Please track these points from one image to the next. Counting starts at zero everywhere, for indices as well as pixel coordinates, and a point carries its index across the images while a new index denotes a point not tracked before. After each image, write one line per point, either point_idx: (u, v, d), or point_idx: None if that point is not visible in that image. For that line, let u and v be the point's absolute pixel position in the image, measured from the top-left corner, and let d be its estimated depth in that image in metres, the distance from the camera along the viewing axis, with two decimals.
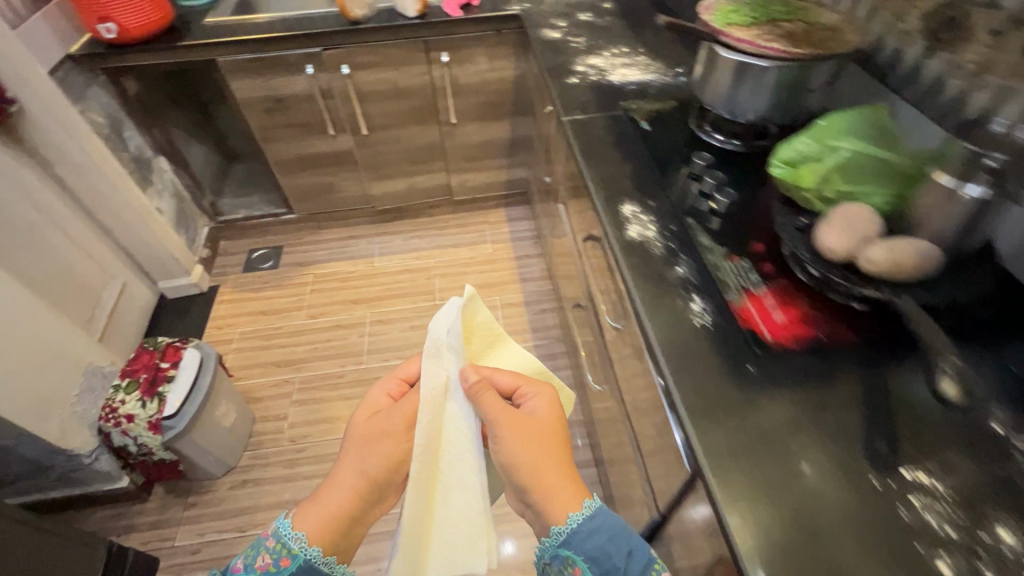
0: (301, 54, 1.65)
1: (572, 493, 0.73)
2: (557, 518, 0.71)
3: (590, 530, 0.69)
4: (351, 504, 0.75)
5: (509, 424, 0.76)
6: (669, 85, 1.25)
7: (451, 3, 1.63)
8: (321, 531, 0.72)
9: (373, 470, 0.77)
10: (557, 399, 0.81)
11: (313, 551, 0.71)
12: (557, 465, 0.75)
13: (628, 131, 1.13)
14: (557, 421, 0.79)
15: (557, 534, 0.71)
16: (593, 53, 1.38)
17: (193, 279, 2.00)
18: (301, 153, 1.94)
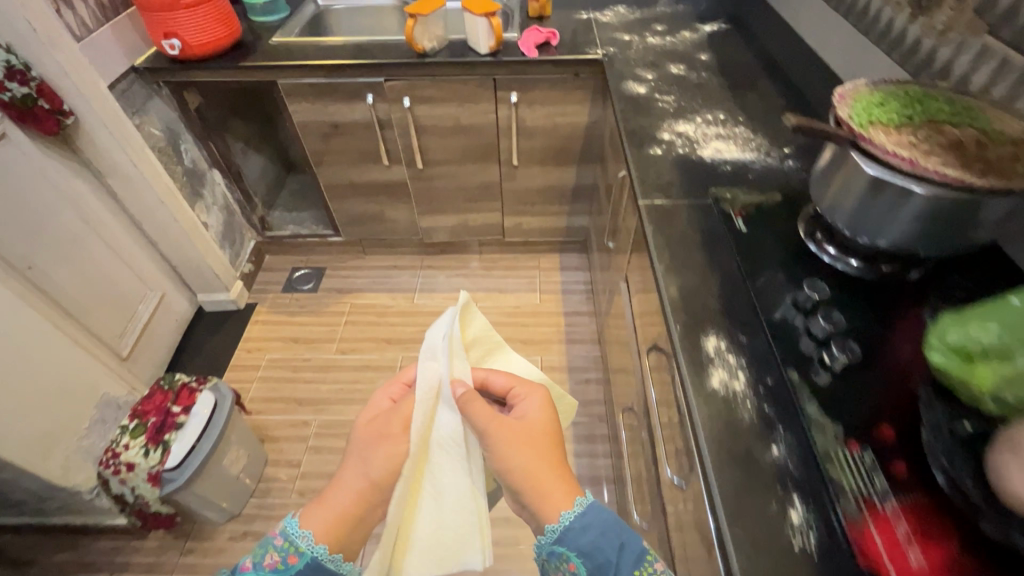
0: (363, 83, 1.55)
1: (563, 489, 0.68)
2: (551, 517, 0.66)
3: (583, 525, 0.65)
4: (357, 504, 0.70)
5: (505, 430, 0.72)
6: (773, 171, 1.05)
7: (527, 41, 1.49)
8: (328, 531, 0.67)
9: (375, 473, 0.71)
10: (550, 401, 0.77)
11: (319, 548, 0.65)
12: (551, 467, 0.70)
13: (718, 229, 0.94)
14: (550, 423, 0.75)
15: (551, 532, 0.66)
16: (682, 118, 1.19)
17: (231, 296, 1.95)
18: (353, 180, 1.85)
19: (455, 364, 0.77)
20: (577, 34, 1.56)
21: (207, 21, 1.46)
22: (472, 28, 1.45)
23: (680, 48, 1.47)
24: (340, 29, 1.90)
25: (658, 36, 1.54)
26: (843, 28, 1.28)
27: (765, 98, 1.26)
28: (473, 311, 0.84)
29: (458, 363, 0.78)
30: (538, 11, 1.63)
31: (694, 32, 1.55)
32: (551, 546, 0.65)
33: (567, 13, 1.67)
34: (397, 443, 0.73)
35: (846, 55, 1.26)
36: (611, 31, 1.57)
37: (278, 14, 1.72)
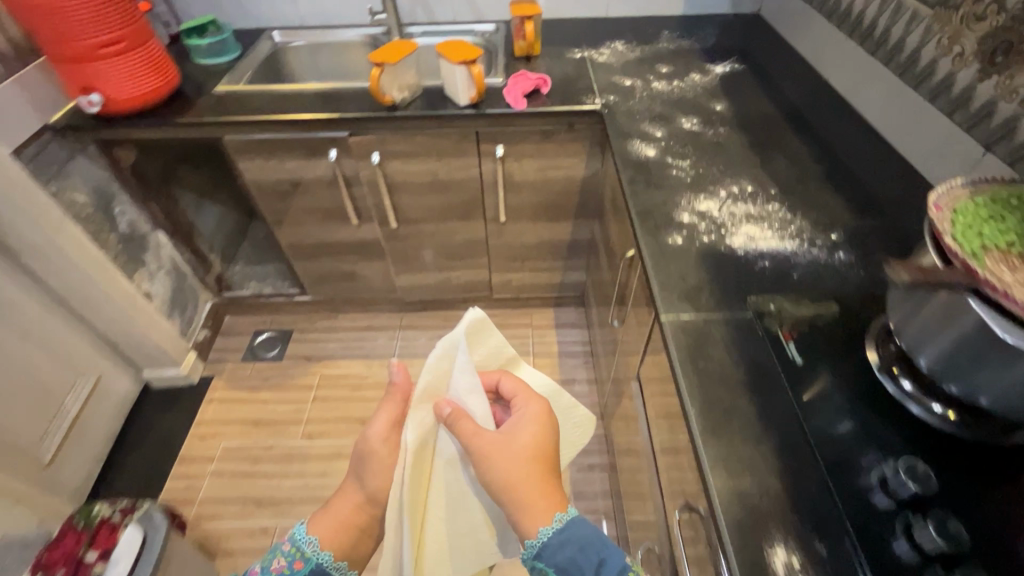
0: (323, 137, 1.33)
1: (543, 502, 0.62)
2: (529, 532, 0.60)
3: (562, 541, 0.58)
4: (359, 515, 0.71)
5: (490, 443, 0.65)
6: (822, 268, 0.85)
7: (514, 89, 1.28)
8: (334, 539, 0.68)
9: (373, 484, 0.71)
10: (547, 416, 0.69)
11: (324, 555, 0.66)
12: (535, 482, 0.63)
13: (767, 360, 0.73)
14: (545, 436, 0.68)
15: (530, 548, 0.60)
16: (703, 192, 0.99)
17: (183, 371, 1.71)
18: (318, 239, 1.63)
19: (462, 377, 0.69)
20: (571, 77, 1.36)
21: (136, 71, 1.23)
22: (449, 77, 1.24)
23: (691, 96, 1.27)
24: (301, 69, 1.68)
25: (664, 79, 1.34)
26: (883, 76, 1.10)
27: (797, 161, 1.06)
28: (488, 327, 0.75)
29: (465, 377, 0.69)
30: (523, 50, 1.44)
31: (705, 74, 1.36)
32: (531, 561, 0.59)
33: (558, 52, 1.47)
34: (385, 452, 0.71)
35: (890, 109, 1.07)
36: (609, 74, 1.37)
37: (228, 56, 1.51)
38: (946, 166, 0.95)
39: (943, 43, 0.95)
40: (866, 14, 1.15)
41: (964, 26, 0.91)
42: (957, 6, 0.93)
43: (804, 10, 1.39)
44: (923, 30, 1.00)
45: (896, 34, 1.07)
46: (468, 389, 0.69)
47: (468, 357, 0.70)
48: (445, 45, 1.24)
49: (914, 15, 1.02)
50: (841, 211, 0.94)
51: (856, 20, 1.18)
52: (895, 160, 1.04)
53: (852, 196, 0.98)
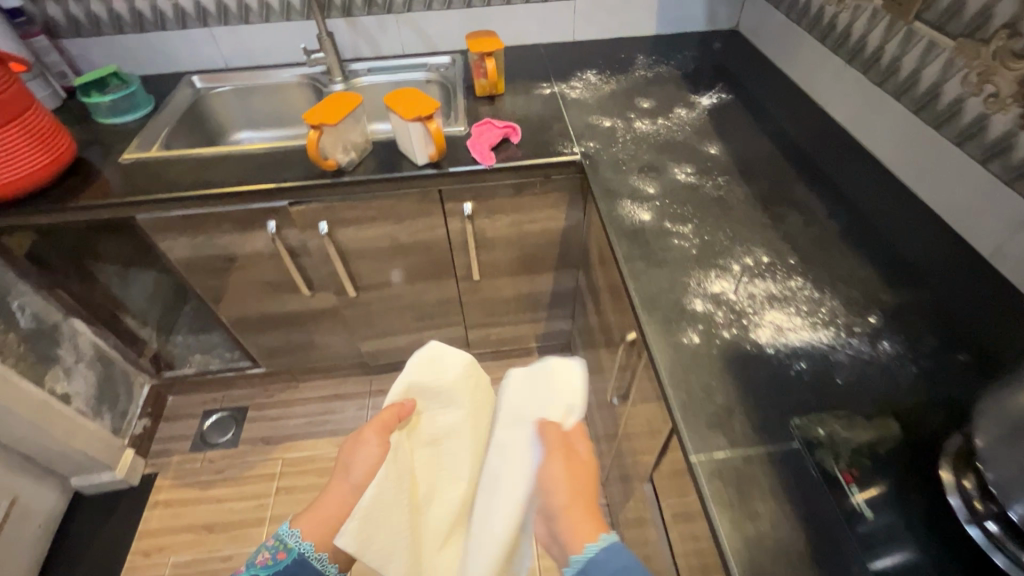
0: (258, 208, 1.13)
1: (590, 522, 0.63)
2: (575, 548, 0.61)
3: (607, 560, 0.58)
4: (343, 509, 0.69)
5: (567, 459, 0.66)
6: (867, 367, 0.71)
7: (478, 143, 1.11)
8: (316, 532, 0.67)
9: (356, 477, 0.69)
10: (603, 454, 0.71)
11: (305, 545, 0.65)
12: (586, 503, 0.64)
13: (832, 521, 0.59)
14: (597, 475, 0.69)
15: (575, 564, 0.60)
16: (712, 268, 0.85)
17: (119, 474, 1.48)
18: (266, 313, 1.42)
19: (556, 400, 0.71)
20: (542, 120, 1.20)
21: (16, 147, 1.01)
22: (402, 134, 1.06)
23: (680, 137, 1.13)
24: (231, 116, 1.45)
25: (647, 117, 1.19)
26: (897, 113, 0.98)
27: (812, 218, 0.93)
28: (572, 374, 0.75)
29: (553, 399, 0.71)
30: (485, 89, 1.27)
31: (691, 108, 1.21)
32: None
33: (524, 88, 1.30)
34: (371, 449, 0.69)
35: (909, 150, 0.95)
36: (586, 114, 1.21)
37: (139, 111, 1.28)
38: (984, 221, 0.83)
39: (971, 80, 0.83)
40: (869, 40, 1.03)
41: (999, 63, 0.79)
42: (987, 39, 0.80)
43: (791, 30, 1.26)
44: (944, 63, 0.87)
45: (909, 66, 0.94)
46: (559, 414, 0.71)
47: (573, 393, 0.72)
48: (395, 96, 1.05)
49: (931, 45, 0.89)
50: (872, 284, 0.81)
51: (857, 46, 1.06)
52: (920, 211, 0.92)
53: (880, 261, 0.85)
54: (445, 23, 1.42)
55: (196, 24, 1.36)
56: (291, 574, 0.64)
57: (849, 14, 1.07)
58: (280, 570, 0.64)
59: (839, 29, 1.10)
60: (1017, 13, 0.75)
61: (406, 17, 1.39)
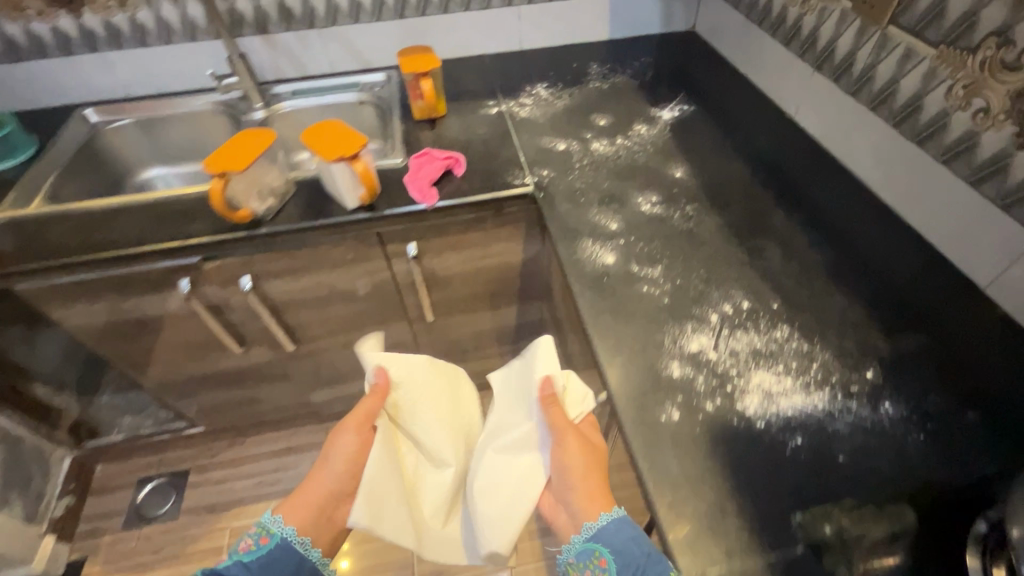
0: (165, 267, 0.96)
1: (601, 491, 0.67)
2: (588, 515, 0.66)
3: (615, 530, 0.63)
4: (326, 497, 0.76)
5: (575, 439, 0.72)
6: (871, 437, 0.62)
7: (417, 178, 0.98)
8: (302, 516, 0.74)
9: (338, 465, 0.77)
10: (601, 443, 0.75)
11: (288, 530, 0.73)
12: (595, 479, 0.69)
13: None
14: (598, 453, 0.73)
15: (587, 530, 0.65)
16: (688, 320, 0.74)
17: (37, 567, 1.30)
18: (195, 373, 1.26)
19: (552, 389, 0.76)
20: (489, 145, 1.07)
21: None
22: (326, 176, 0.92)
23: (641, 159, 1.02)
24: (136, 152, 1.26)
25: (605, 136, 1.08)
26: (875, 126, 0.89)
27: (791, 251, 0.83)
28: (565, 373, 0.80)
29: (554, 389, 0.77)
30: (423, 112, 1.13)
31: (652, 123, 1.11)
32: (584, 544, 0.64)
33: (469, 108, 1.17)
34: (349, 437, 0.78)
35: (891, 167, 0.87)
36: (537, 135, 1.09)
37: (17, 156, 1.10)
38: (980, 248, 0.75)
39: (957, 93, 0.75)
40: (838, 45, 0.94)
41: (989, 75, 0.70)
42: (973, 48, 0.71)
43: (751, 33, 1.17)
44: (925, 73, 0.79)
45: (884, 74, 0.85)
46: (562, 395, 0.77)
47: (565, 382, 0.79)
48: (316, 131, 0.91)
49: (909, 53, 0.81)
50: (863, 330, 0.72)
51: (825, 51, 0.97)
52: (905, 235, 0.84)
53: (871, 300, 0.77)
54: (375, 37, 1.27)
55: (84, 50, 1.18)
56: (269, 561, 0.71)
57: (814, 16, 0.98)
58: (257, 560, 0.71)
59: (804, 32, 1.01)
60: (1008, 21, 0.67)
61: (330, 31, 1.24)
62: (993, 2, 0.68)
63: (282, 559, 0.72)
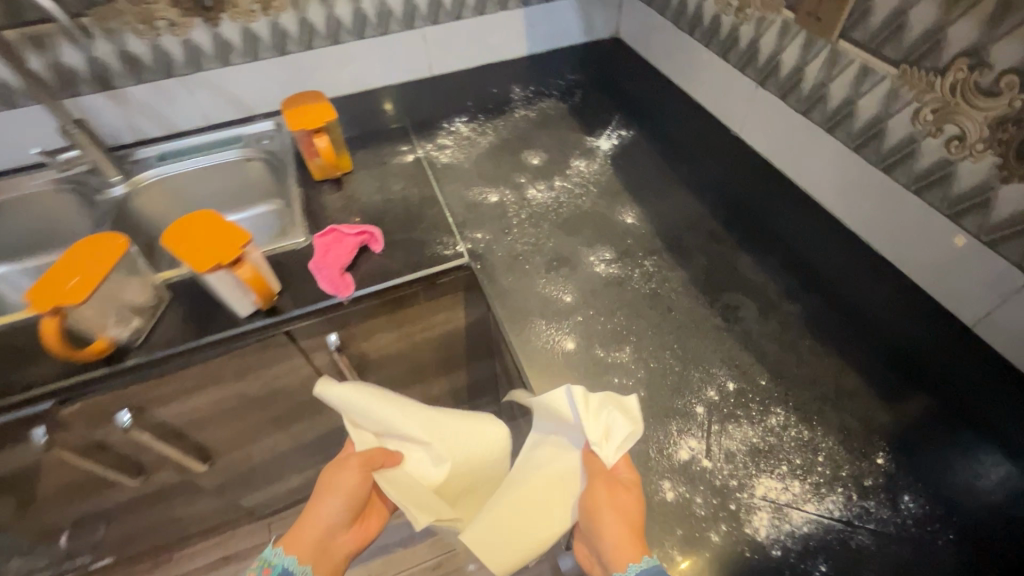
0: (3, 424, 0.73)
1: (635, 534, 0.53)
2: (615, 564, 0.52)
3: None
4: (327, 529, 0.64)
5: (602, 483, 0.56)
6: (899, 549, 0.53)
7: (324, 265, 0.80)
8: (306, 549, 0.62)
9: (340, 498, 0.65)
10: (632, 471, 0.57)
11: (288, 560, 0.60)
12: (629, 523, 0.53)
13: None
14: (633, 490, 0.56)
15: None
16: (672, 418, 0.63)
17: None
18: (85, 514, 1.02)
19: (592, 428, 0.56)
20: (408, 206, 0.90)
21: None
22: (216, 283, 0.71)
23: (586, 205, 0.89)
24: None
25: (542, 179, 0.94)
26: (833, 149, 0.81)
27: (766, 305, 0.74)
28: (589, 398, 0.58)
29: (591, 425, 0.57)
30: (323, 171, 0.94)
31: (590, 157, 0.98)
32: None
33: (379, 159, 1.00)
34: (351, 474, 0.66)
35: (856, 194, 0.79)
36: (464, 186, 0.94)
37: None
38: (962, 288, 0.68)
39: (925, 117, 0.67)
40: (783, 59, 0.85)
41: (962, 100, 0.62)
42: (941, 69, 0.63)
43: (682, 43, 1.07)
44: (886, 94, 0.71)
45: (839, 94, 0.77)
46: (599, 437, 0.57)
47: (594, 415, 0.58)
48: (196, 227, 0.71)
49: (865, 71, 0.72)
50: (860, 402, 0.64)
51: (768, 66, 0.88)
52: (881, 270, 0.76)
53: (861, 358, 0.68)
54: (254, 81, 1.06)
55: None
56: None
57: (752, 27, 0.88)
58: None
59: (742, 44, 0.92)
60: (980, 41, 0.59)
61: (195, 78, 1.02)
62: (960, 19, 0.60)
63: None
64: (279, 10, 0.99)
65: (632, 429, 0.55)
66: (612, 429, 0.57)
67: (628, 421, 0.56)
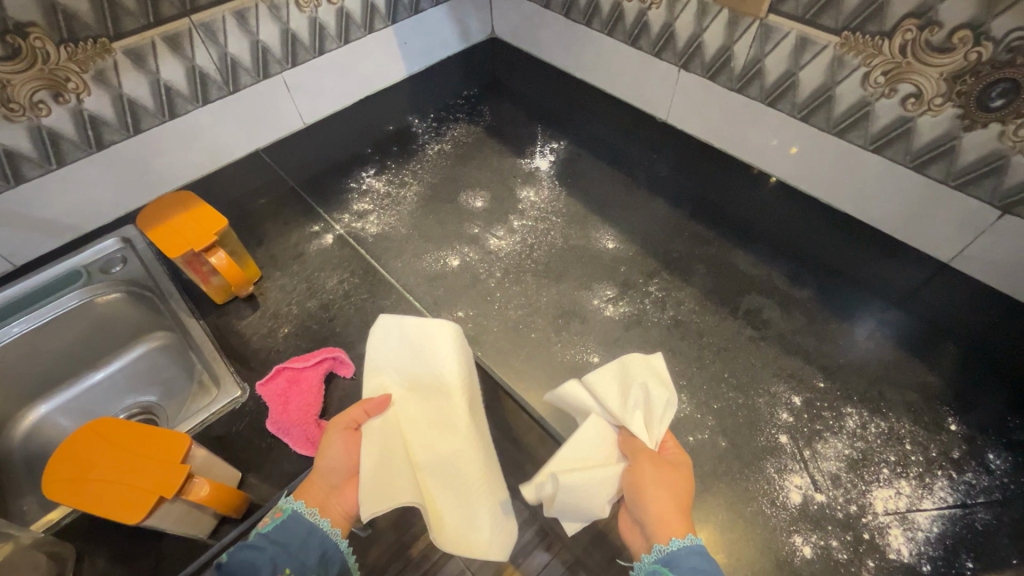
0: None
1: (679, 508, 0.52)
2: (659, 535, 0.51)
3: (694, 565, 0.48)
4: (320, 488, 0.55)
5: (648, 460, 0.53)
6: (1013, 513, 0.54)
7: (288, 421, 0.61)
8: (313, 496, 0.55)
9: (331, 457, 0.56)
10: (682, 457, 0.55)
11: (299, 504, 0.54)
12: (679, 498, 0.52)
13: None
14: (686, 477, 0.53)
15: (655, 554, 0.50)
16: (766, 460, 0.58)
17: None
18: None
19: (635, 417, 0.54)
20: (358, 303, 0.72)
21: None
22: (178, 520, 0.50)
23: (559, 239, 0.80)
24: None
25: (497, 223, 0.83)
26: (775, 122, 0.80)
27: (781, 299, 0.73)
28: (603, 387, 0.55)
29: (635, 413, 0.54)
30: (226, 291, 0.72)
31: (535, 183, 0.89)
32: (651, 564, 0.50)
33: (292, 251, 0.80)
34: (337, 439, 0.56)
35: (811, 160, 0.79)
36: (413, 258, 0.79)
37: None
38: (940, 232, 0.71)
39: (876, 80, 0.67)
40: (705, 40, 0.81)
41: (914, 59, 0.63)
42: (888, 32, 0.63)
43: (578, 37, 0.99)
44: (830, 63, 0.70)
45: (777, 68, 0.75)
46: (638, 406, 0.54)
47: (611, 402, 0.54)
48: (123, 438, 0.50)
49: (804, 42, 0.71)
50: (904, 374, 0.65)
51: (687, 50, 0.84)
52: (862, 232, 0.77)
53: (880, 324, 0.70)
54: (72, 192, 0.77)
55: None
56: (286, 536, 0.52)
57: (663, 10, 0.83)
58: (272, 532, 0.52)
59: (654, 29, 0.86)
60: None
61: None
62: None
63: (297, 539, 0.52)
64: (80, 93, 0.71)
65: (670, 396, 0.53)
66: (651, 401, 0.54)
67: (662, 389, 0.54)
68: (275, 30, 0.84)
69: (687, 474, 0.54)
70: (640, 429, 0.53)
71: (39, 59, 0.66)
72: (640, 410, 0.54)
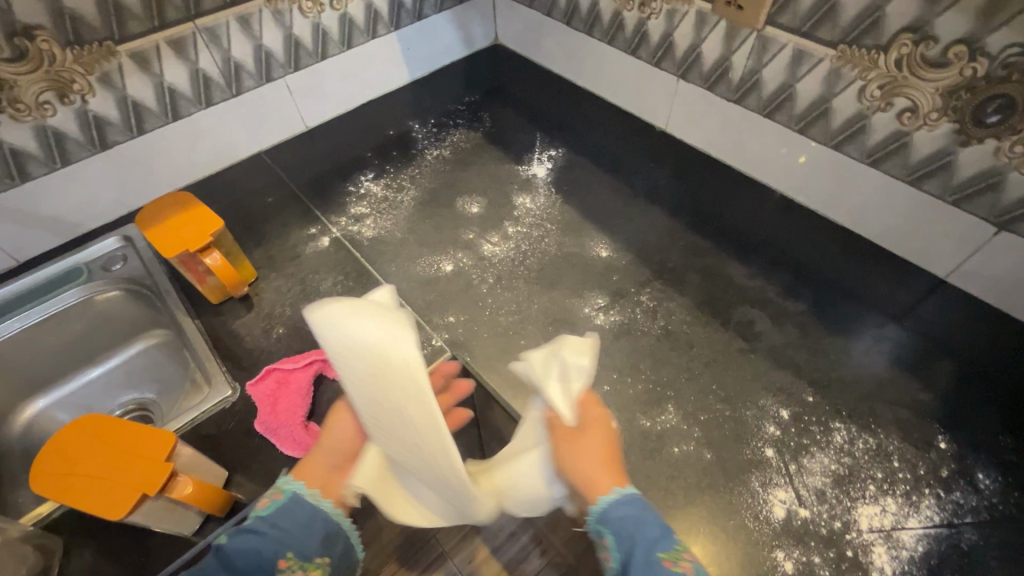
0: None
1: (602, 467, 0.49)
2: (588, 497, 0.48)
3: (622, 518, 0.46)
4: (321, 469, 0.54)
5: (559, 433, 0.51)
6: (1000, 534, 0.53)
7: (276, 421, 0.61)
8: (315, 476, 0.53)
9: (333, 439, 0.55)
10: (601, 416, 0.52)
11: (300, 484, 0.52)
12: (597, 457, 0.49)
13: None
14: (600, 436, 0.51)
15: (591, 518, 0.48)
16: (751, 474, 0.58)
17: None
18: None
19: (551, 386, 0.50)
20: None
21: None
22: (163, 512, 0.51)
23: (552, 247, 0.80)
24: None
25: (491, 229, 0.83)
26: (774, 133, 0.80)
27: (773, 312, 0.72)
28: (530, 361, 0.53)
29: (553, 381, 0.50)
30: (221, 291, 0.73)
31: (531, 190, 0.90)
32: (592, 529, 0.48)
33: (288, 253, 0.81)
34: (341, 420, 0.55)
35: (809, 172, 0.78)
36: (407, 262, 0.79)
37: None
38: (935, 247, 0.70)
39: (872, 93, 0.67)
40: (703, 51, 0.81)
41: (910, 72, 0.63)
42: (883, 46, 0.63)
43: (578, 45, 0.99)
44: (826, 76, 0.70)
45: (774, 80, 0.75)
46: (553, 377, 0.51)
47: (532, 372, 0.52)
48: (111, 432, 0.50)
49: (801, 55, 0.71)
50: (894, 389, 0.64)
51: (686, 60, 0.84)
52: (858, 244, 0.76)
53: (873, 339, 0.69)
54: (75, 192, 0.79)
55: None
56: (288, 518, 0.50)
57: (662, 21, 0.83)
58: (272, 515, 0.50)
59: (653, 39, 0.86)
60: (922, 16, 0.59)
61: None
62: None
63: (298, 521, 0.50)
64: (85, 94, 0.73)
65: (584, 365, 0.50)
66: (567, 371, 0.51)
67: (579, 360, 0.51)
68: (278, 35, 0.85)
69: (604, 434, 0.51)
70: (556, 397, 0.50)
71: (45, 61, 0.68)
72: (559, 381, 0.51)
